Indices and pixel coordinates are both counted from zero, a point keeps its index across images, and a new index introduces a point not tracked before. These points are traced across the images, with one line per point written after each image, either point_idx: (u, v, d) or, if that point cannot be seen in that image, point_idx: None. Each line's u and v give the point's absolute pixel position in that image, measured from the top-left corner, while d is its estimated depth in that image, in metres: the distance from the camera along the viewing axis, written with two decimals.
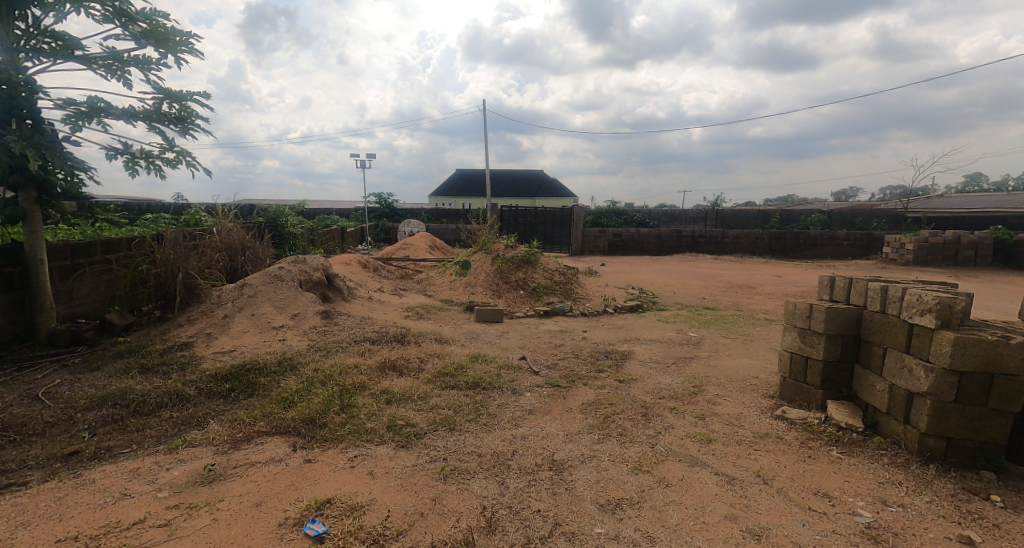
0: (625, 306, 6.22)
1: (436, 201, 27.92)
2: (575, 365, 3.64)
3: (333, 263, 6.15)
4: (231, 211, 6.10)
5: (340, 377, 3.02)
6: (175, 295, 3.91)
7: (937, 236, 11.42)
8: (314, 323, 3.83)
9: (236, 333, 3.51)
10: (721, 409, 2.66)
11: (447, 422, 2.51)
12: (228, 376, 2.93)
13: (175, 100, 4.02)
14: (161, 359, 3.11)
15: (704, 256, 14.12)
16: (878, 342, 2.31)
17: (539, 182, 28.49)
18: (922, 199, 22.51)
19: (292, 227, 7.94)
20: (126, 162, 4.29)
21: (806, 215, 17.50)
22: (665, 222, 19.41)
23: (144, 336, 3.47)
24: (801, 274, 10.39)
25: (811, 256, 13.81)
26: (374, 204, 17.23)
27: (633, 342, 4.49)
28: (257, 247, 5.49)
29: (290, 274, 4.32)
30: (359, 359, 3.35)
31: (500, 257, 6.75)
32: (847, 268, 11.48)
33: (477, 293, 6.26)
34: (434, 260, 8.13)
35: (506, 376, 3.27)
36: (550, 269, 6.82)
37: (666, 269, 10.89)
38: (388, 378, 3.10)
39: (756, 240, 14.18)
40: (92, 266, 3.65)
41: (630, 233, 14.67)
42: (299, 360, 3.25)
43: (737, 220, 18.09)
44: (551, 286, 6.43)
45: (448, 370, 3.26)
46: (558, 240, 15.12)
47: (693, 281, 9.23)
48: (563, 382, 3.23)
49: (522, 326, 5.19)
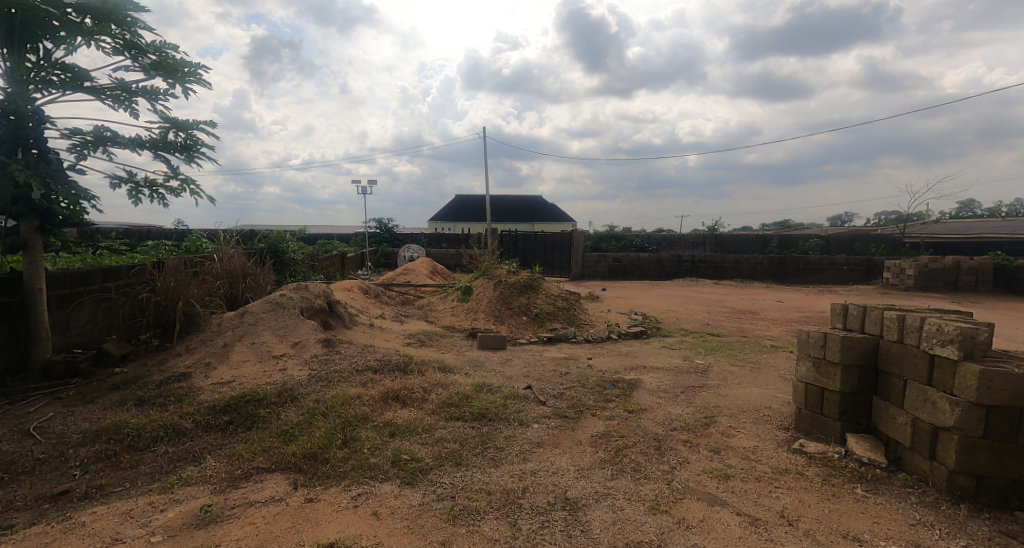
0: (629, 332, 6.15)
1: (435, 226, 28.08)
2: (582, 394, 3.56)
3: (334, 289, 6.11)
4: (233, 238, 6.08)
5: (342, 408, 2.94)
6: (174, 323, 3.83)
7: (937, 261, 11.45)
8: (315, 351, 3.74)
9: (235, 363, 3.42)
10: (737, 442, 2.58)
11: (454, 456, 2.42)
12: (227, 409, 2.85)
13: (181, 129, 4.07)
14: (158, 391, 3.02)
15: (704, 280, 14.12)
16: (897, 374, 2.25)
17: (538, 207, 28.71)
18: (918, 225, 22.68)
19: (293, 253, 7.92)
20: (130, 191, 4.32)
21: (804, 240, 17.60)
22: (665, 247, 19.49)
23: (141, 366, 3.38)
24: (803, 299, 10.35)
25: (812, 281, 13.81)
26: (375, 229, 17.32)
27: (640, 370, 4.41)
28: (258, 273, 5.45)
29: (291, 300, 4.26)
30: (361, 389, 3.27)
31: (502, 283, 6.71)
32: (849, 293, 11.47)
33: (480, 319, 6.19)
34: (435, 286, 8.08)
35: (513, 406, 3.18)
36: (552, 295, 6.77)
37: (667, 294, 10.85)
38: (391, 409, 3.01)
39: (756, 265, 14.20)
40: (91, 295, 3.61)
41: (629, 257, 14.70)
42: (299, 390, 3.17)
43: (736, 244, 18.18)
44: (554, 312, 6.38)
45: (453, 400, 3.18)
46: (558, 264, 15.14)
47: (695, 306, 9.17)
48: (571, 413, 3.15)
49: (526, 353, 5.11)
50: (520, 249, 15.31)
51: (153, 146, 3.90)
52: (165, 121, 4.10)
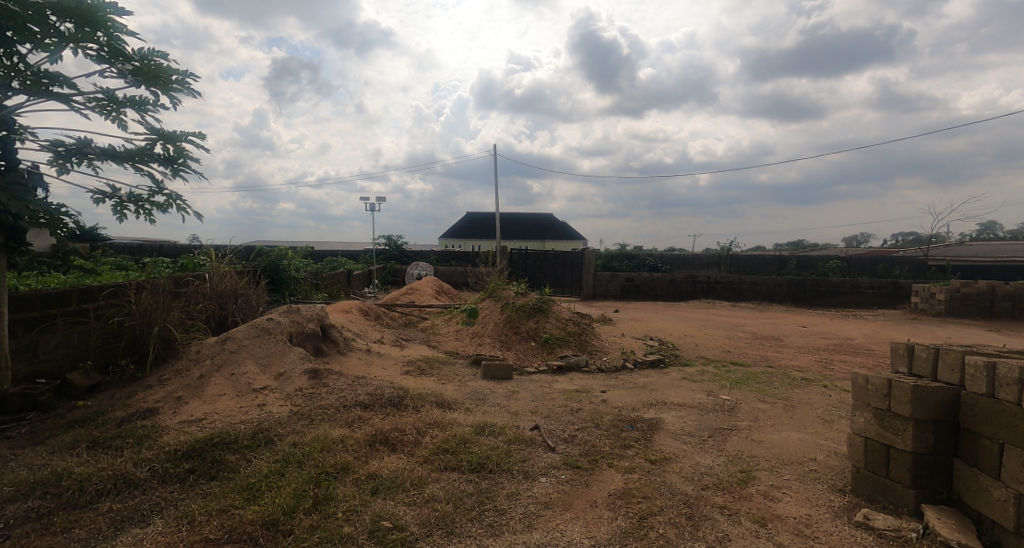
0: (645, 361, 5.72)
1: (445, 244, 27.92)
2: (596, 438, 3.16)
3: (332, 311, 5.79)
4: (228, 255, 5.82)
5: (322, 454, 2.57)
6: (151, 349, 3.50)
7: (970, 285, 10.87)
8: (301, 383, 3.38)
9: (209, 397, 3.07)
10: (784, 509, 2.15)
11: (445, 523, 2.03)
12: (190, 454, 2.50)
13: (169, 141, 3.86)
14: (117, 430, 2.68)
15: (721, 302, 13.61)
16: (988, 435, 1.84)
17: (549, 225, 28.45)
18: (942, 247, 21.94)
19: (294, 271, 7.66)
20: (114, 207, 4.07)
21: (823, 261, 17.06)
22: (678, 267, 19.03)
23: (107, 399, 3.05)
24: (828, 324, 9.83)
25: (834, 305, 13.23)
26: (384, 246, 17.17)
27: (660, 407, 3.99)
28: (251, 293, 5.15)
29: (279, 325, 3.93)
30: (347, 430, 2.90)
31: (510, 305, 6.34)
32: (876, 319, 10.90)
33: (485, 344, 5.82)
34: (441, 306, 7.75)
35: (517, 454, 2.79)
36: (563, 318, 6.37)
37: (684, 317, 10.38)
38: (379, 456, 2.63)
39: (775, 286, 13.67)
40: (64, 317, 3.30)
41: (642, 277, 14.28)
42: (277, 431, 2.81)
43: (752, 265, 17.70)
44: (565, 337, 5.97)
45: (449, 446, 2.80)
46: (568, 284, 14.75)
47: (714, 331, 8.69)
48: (584, 463, 2.75)
49: (534, 384, 4.70)
50: (530, 267, 14.96)
51: (136, 159, 3.65)
52: (152, 133, 3.88)
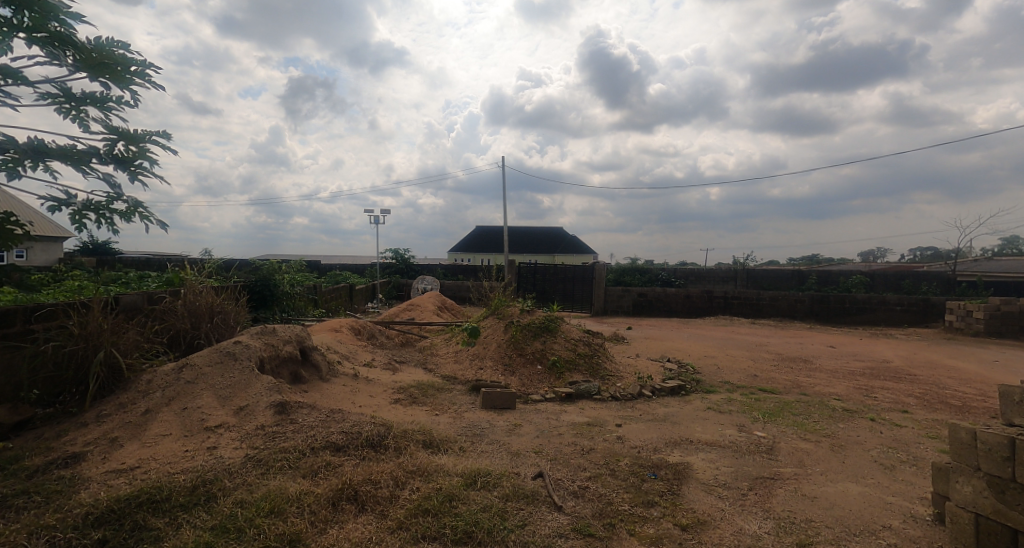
0: (664, 388, 5.14)
1: (454, 258, 27.62)
2: (612, 491, 2.61)
3: (320, 330, 5.32)
4: (210, 270, 5.39)
5: (272, 519, 2.06)
6: (105, 376, 3.03)
7: (1011, 303, 10.12)
8: (264, 420, 2.88)
9: (151, 439, 2.58)
10: None
11: None
12: (105, 519, 2.00)
13: (131, 142, 3.42)
14: (25, 484, 2.18)
15: (739, 319, 12.95)
16: None
17: (559, 239, 27.96)
18: (969, 262, 21.00)
19: (286, 285, 7.23)
20: (70, 216, 3.60)
21: (845, 277, 16.33)
22: (693, 281, 18.40)
23: (32, 441, 2.57)
24: (858, 345, 9.16)
25: (861, 322, 12.50)
26: (390, 259, 16.83)
27: (686, 447, 3.42)
28: (230, 311, 4.70)
29: (248, 349, 3.44)
30: (309, 482, 2.39)
31: (515, 324, 5.82)
32: (909, 339, 10.17)
33: (486, 367, 5.29)
34: (441, 324, 7.25)
35: (515, 517, 2.25)
36: (573, 338, 5.82)
37: (701, 336, 9.77)
38: (342, 522, 2.12)
39: (796, 303, 12.99)
40: (2, 340, 2.82)
41: (656, 293, 13.69)
42: (222, 484, 2.30)
43: (770, 280, 17.03)
44: (575, 360, 5.42)
45: (432, 505, 2.27)
46: (578, 299, 14.20)
47: (735, 351, 8.07)
48: (598, 529, 2.20)
49: (539, 416, 4.16)
50: (538, 282, 14.45)
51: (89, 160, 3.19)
52: (110, 132, 3.42)
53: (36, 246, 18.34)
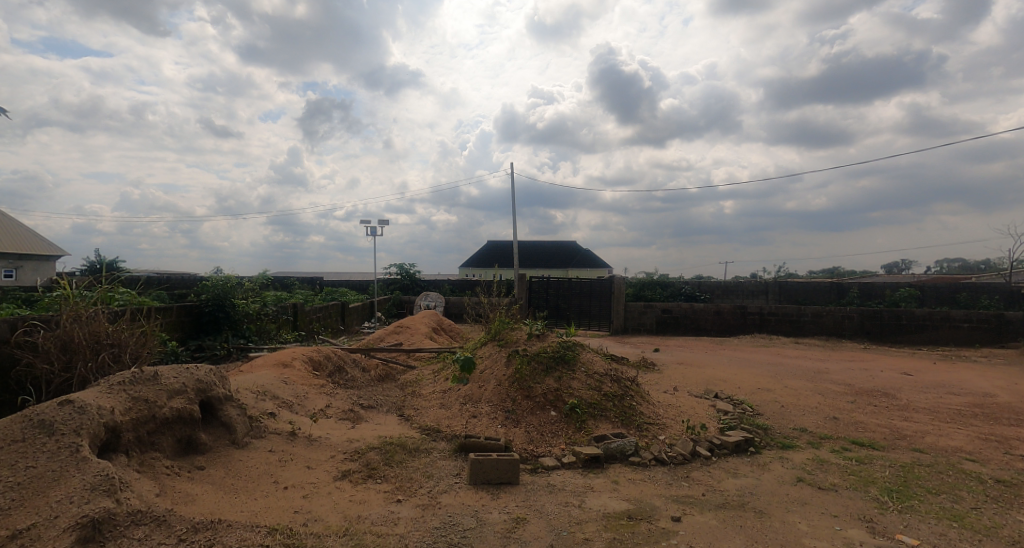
0: (727, 445, 3.73)
1: (464, 273, 26.51)
2: None
3: (261, 368, 4.05)
4: (111, 289, 4.15)
5: None
6: None
7: None
8: None
9: None
10: None
11: None
12: None
13: None
14: None
15: (779, 338, 11.41)
16: None
17: (573, 252, 26.68)
18: None
19: (246, 305, 6.02)
20: None
21: (891, 290, 14.69)
22: (719, 296, 16.87)
23: None
24: (939, 372, 7.55)
25: (921, 341, 10.86)
26: (394, 274, 15.72)
27: None
28: (131, 341, 3.40)
29: (83, 411, 2.13)
30: None
31: (520, 355, 4.45)
32: (994, 363, 8.51)
33: (481, 416, 3.94)
34: (433, 352, 5.94)
35: None
36: (596, 373, 4.42)
37: (745, 361, 8.27)
38: None
39: (844, 319, 11.41)
40: None
41: (682, 309, 12.26)
42: None
43: (807, 294, 15.48)
44: (600, 403, 4.02)
45: None
46: (595, 316, 12.78)
47: (794, 382, 6.56)
48: None
49: (552, 501, 2.78)
50: (551, 298, 13.00)
51: None
52: None
53: (28, 265, 17.56)
